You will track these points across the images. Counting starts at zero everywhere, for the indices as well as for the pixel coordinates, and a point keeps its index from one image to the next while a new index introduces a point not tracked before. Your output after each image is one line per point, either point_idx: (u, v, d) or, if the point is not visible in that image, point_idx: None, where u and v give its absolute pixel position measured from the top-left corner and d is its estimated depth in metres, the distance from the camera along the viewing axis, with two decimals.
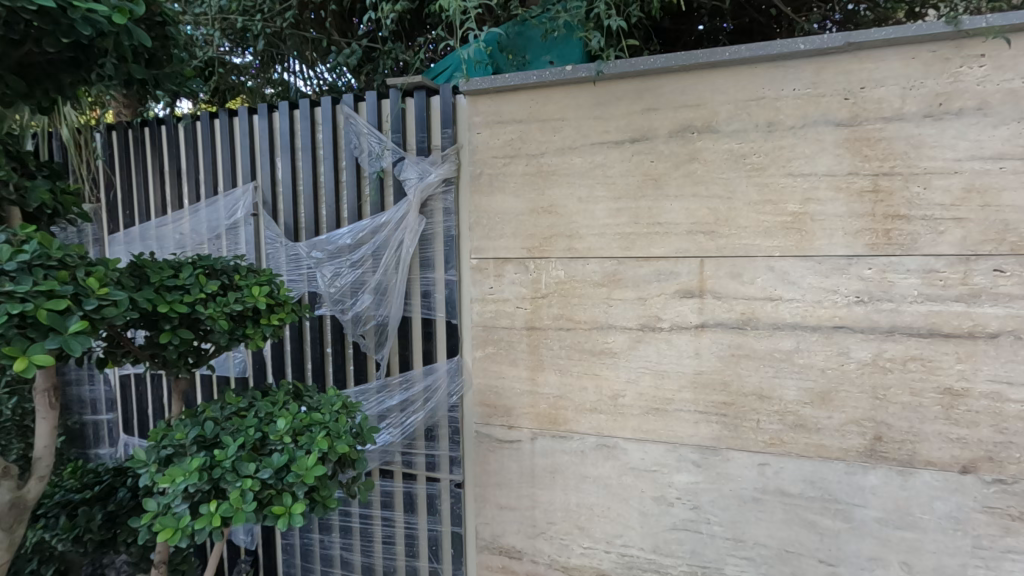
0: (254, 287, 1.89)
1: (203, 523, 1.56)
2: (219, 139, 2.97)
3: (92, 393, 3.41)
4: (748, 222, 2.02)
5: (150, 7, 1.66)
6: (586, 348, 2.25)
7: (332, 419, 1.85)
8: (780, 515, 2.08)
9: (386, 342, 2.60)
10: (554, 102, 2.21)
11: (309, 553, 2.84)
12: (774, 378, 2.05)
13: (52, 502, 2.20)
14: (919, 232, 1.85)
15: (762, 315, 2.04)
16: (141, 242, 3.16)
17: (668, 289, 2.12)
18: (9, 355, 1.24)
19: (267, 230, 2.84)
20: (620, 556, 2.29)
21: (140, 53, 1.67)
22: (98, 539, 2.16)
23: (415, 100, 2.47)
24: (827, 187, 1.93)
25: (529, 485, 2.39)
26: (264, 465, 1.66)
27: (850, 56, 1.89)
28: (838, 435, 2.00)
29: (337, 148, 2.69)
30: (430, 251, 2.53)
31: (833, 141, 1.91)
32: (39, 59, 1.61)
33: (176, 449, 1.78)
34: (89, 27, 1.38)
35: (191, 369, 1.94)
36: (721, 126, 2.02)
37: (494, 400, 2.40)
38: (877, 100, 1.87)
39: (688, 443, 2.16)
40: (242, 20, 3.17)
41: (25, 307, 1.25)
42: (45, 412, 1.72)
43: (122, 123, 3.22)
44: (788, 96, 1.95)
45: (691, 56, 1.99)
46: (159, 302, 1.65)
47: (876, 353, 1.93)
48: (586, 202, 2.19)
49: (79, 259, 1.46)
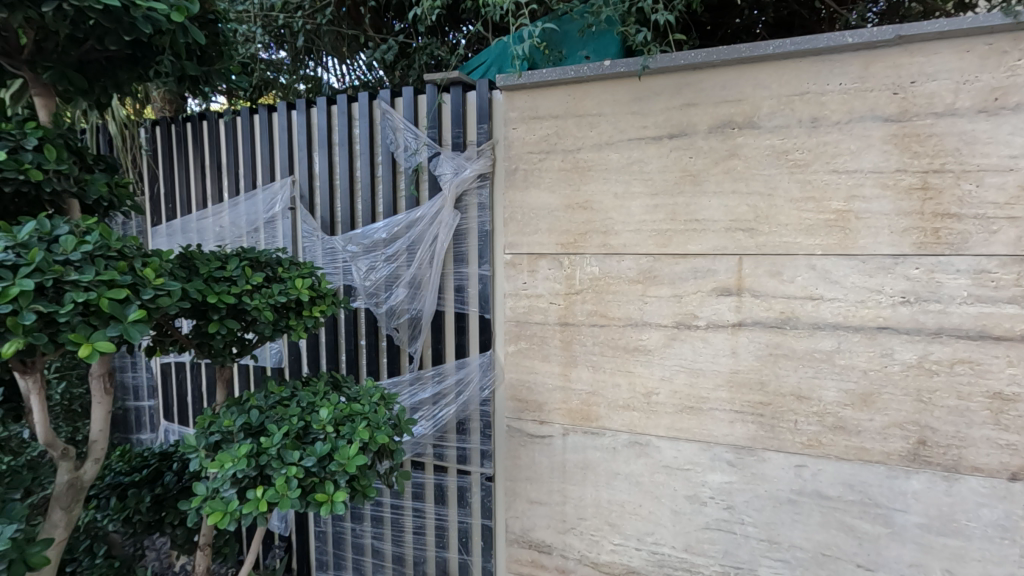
0: (297, 279, 1.94)
1: (250, 508, 1.61)
2: (258, 133, 3.03)
3: (135, 380, 3.55)
4: (790, 220, 1.98)
5: (203, 6, 1.72)
6: (620, 344, 2.24)
7: (371, 410, 1.90)
8: (816, 518, 2.05)
9: (420, 335, 2.65)
10: (591, 97, 2.20)
11: (340, 541, 2.91)
12: (813, 379, 2.01)
13: (102, 484, 2.31)
14: (970, 231, 1.80)
15: (802, 315, 2.00)
16: (182, 235, 3.26)
17: (705, 287, 2.10)
18: (74, 342, 1.29)
19: (304, 224, 2.89)
20: (651, 554, 2.28)
21: (194, 50, 1.74)
22: (146, 520, 2.26)
23: (452, 96, 2.49)
24: (873, 185, 1.88)
25: (559, 479, 2.40)
26: (308, 454, 1.70)
27: (900, 49, 1.83)
28: (879, 438, 1.96)
29: (374, 142, 2.72)
30: (463, 245, 2.55)
31: (880, 137, 1.87)
32: (98, 57, 1.67)
33: (224, 436, 1.83)
34: (149, 25, 1.42)
35: (235, 359, 1.99)
36: (762, 122, 1.99)
37: (526, 395, 2.41)
38: (928, 94, 1.81)
39: (722, 442, 2.14)
40: (283, 16, 3.21)
41: (90, 296, 1.30)
42: (100, 397, 1.80)
43: (166, 118, 3.32)
44: (834, 91, 1.91)
45: (733, 50, 1.96)
46: (209, 293, 1.70)
47: (922, 355, 1.88)
48: (622, 198, 2.18)
49: (136, 251, 1.53)
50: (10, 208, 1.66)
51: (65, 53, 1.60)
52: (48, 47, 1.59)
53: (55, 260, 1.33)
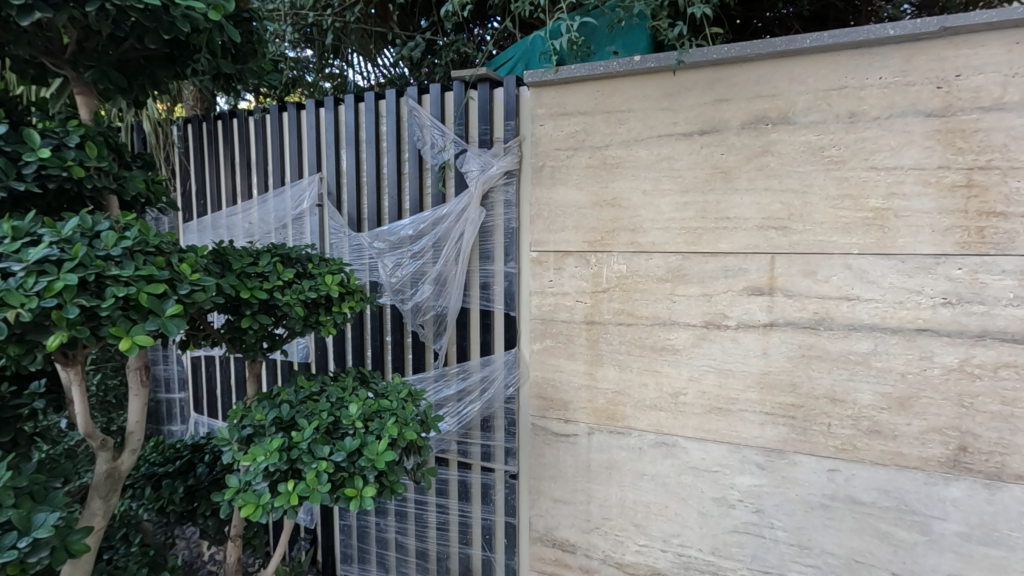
0: (327, 275, 1.96)
1: (281, 501, 1.62)
2: (287, 130, 3.06)
3: (166, 372, 3.62)
4: (825, 218, 1.93)
5: (239, 4, 1.75)
6: (647, 343, 2.21)
7: (400, 406, 1.91)
8: (849, 524, 2.00)
9: (445, 332, 2.66)
10: (620, 93, 2.17)
11: (365, 535, 2.94)
12: (848, 381, 1.96)
13: (138, 474, 2.37)
14: (1018, 231, 1.73)
15: (837, 316, 1.95)
16: (213, 231, 3.33)
17: (736, 286, 2.07)
18: (115, 335, 1.31)
19: (331, 220, 2.92)
20: (677, 556, 2.25)
21: (229, 49, 1.76)
22: (179, 510, 2.32)
23: (479, 93, 2.49)
24: (914, 182, 1.82)
25: (584, 478, 2.38)
26: (338, 448, 1.72)
27: (945, 41, 1.77)
28: (916, 444, 1.90)
29: (400, 139, 2.73)
30: (489, 242, 2.54)
31: (922, 133, 1.81)
32: (137, 56, 1.70)
33: (256, 429, 1.85)
34: (188, 24, 1.44)
35: (266, 353, 2.01)
36: (797, 117, 1.94)
37: (551, 393, 2.39)
38: (974, 88, 1.74)
39: (752, 444, 2.10)
40: (313, 15, 3.26)
41: (130, 291, 1.33)
42: (136, 389, 1.83)
43: (198, 116, 3.39)
44: (873, 85, 1.85)
45: (769, 44, 1.91)
46: (242, 288, 1.73)
47: (964, 359, 1.82)
48: (651, 196, 2.14)
49: (172, 246, 1.57)
50: (53, 205, 1.71)
51: (105, 52, 1.63)
52: (90, 47, 1.62)
53: (97, 255, 1.36)
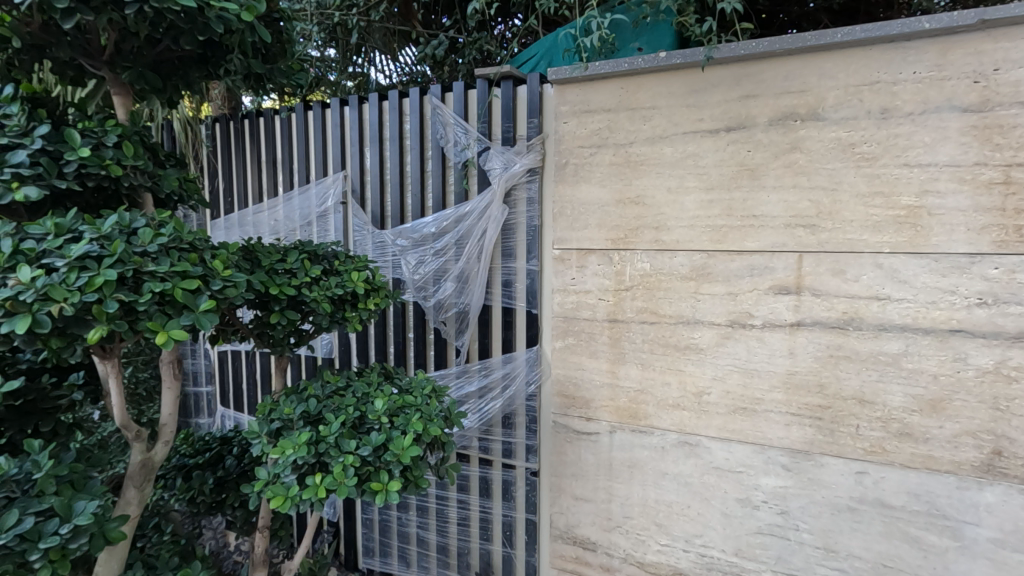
0: (353, 272, 1.99)
1: (309, 494, 1.65)
2: (311, 128, 3.10)
3: (194, 367, 3.73)
4: (855, 216, 1.90)
5: (269, 5, 1.78)
6: (671, 341, 2.19)
7: (423, 402, 1.93)
8: (877, 528, 1.97)
9: (467, 329, 2.68)
10: (645, 90, 2.15)
11: (387, 529, 2.98)
12: (877, 382, 1.92)
13: (169, 465, 2.43)
14: None
15: (867, 316, 1.91)
16: (239, 228, 3.39)
17: (762, 285, 2.04)
18: (152, 329, 1.35)
19: (355, 218, 2.95)
20: (700, 556, 2.24)
21: (260, 49, 1.80)
22: (209, 501, 2.37)
23: (503, 90, 2.49)
24: (948, 179, 1.78)
25: (606, 477, 2.37)
26: (364, 443, 1.74)
27: (983, 34, 1.72)
28: (948, 447, 1.86)
29: (424, 138, 2.75)
30: (511, 240, 2.55)
31: (957, 128, 1.76)
32: (171, 57, 1.74)
33: (284, 423, 1.88)
34: (221, 25, 1.48)
35: (293, 349, 2.05)
36: (827, 113, 1.91)
37: (572, 391, 2.39)
38: (1013, 82, 1.69)
39: (778, 445, 2.08)
40: (338, 15, 3.30)
41: (166, 286, 1.36)
42: (169, 382, 1.88)
43: (226, 115, 3.45)
44: (907, 80, 1.81)
45: (797, 39, 1.88)
46: (271, 285, 1.76)
47: (999, 361, 1.77)
48: (675, 193, 2.13)
49: (205, 243, 1.60)
50: (91, 202, 1.77)
51: (142, 53, 1.67)
52: (127, 48, 1.66)
53: (135, 251, 1.40)
